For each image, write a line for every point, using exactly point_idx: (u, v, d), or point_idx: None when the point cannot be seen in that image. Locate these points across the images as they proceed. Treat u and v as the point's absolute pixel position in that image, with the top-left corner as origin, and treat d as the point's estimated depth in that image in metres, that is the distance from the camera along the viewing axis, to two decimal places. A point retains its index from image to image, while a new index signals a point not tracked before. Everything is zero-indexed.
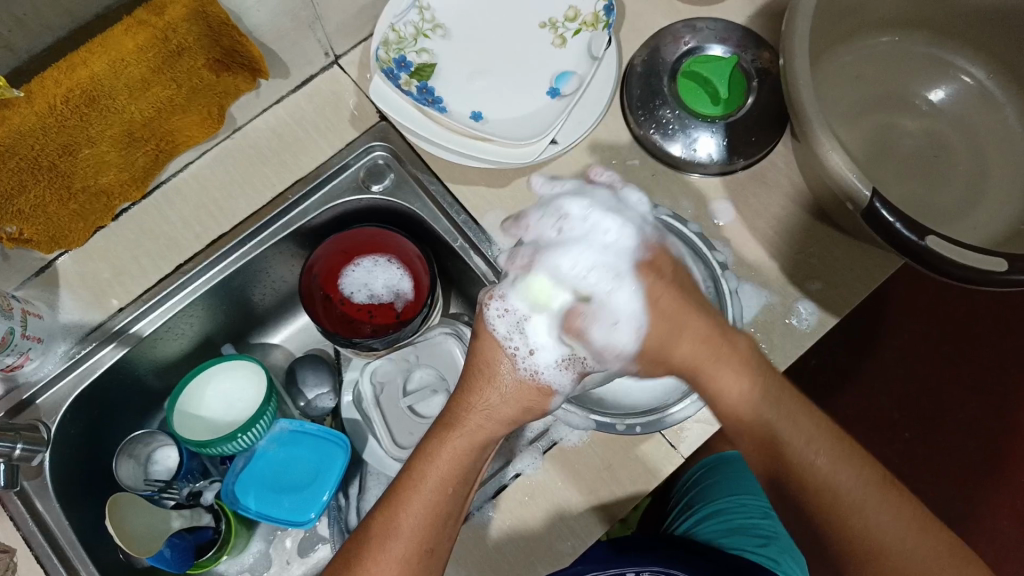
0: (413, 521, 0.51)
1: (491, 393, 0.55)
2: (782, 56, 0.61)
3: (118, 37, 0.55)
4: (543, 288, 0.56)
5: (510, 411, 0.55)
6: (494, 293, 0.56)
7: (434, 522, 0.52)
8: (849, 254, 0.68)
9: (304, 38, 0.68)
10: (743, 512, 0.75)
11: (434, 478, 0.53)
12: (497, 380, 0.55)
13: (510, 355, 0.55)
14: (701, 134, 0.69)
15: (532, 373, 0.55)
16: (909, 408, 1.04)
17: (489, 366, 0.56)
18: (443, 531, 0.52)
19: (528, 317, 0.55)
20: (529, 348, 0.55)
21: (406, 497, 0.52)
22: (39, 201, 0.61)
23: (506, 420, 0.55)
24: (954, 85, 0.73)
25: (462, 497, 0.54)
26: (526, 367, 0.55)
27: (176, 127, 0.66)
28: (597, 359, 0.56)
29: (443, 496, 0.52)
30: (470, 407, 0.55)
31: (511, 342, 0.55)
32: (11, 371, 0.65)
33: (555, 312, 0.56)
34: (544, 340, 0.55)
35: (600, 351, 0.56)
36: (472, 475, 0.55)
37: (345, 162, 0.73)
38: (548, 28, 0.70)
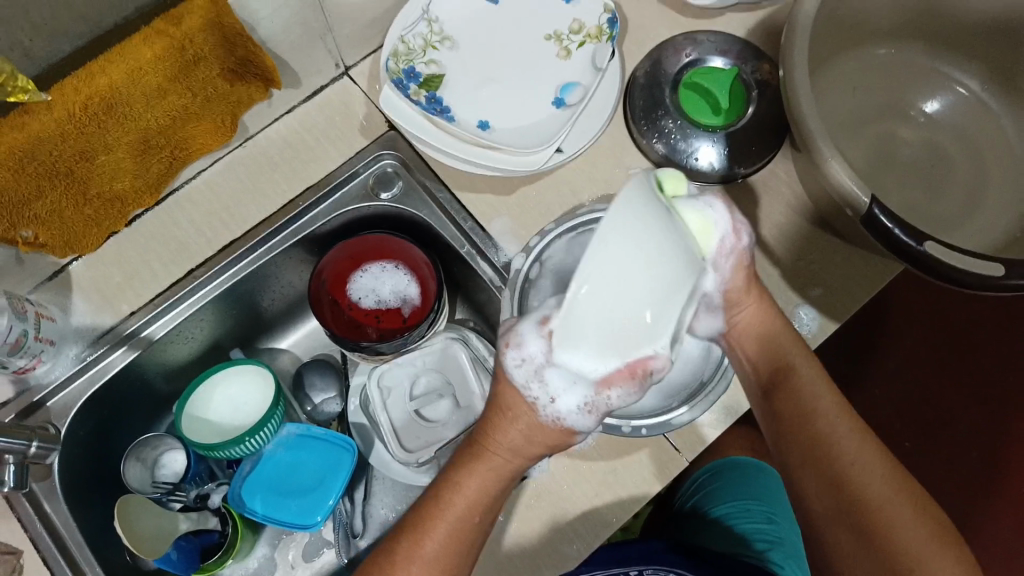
0: (435, 547, 0.53)
1: (513, 433, 0.54)
2: (782, 67, 0.63)
3: (136, 47, 0.56)
4: (676, 179, 0.48)
5: (535, 449, 0.55)
6: (509, 342, 0.50)
7: (457, 545, 0.53)
8: (848, 260, 0.70)
9: (316, 48, 0.69)
10: (747, 516, 0.75)
11: (460, 505, 0.54)
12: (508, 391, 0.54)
13: (530, 403, 0.52)
14: (702, 143, 0.70)
15: (555, 418, 0.52)
16: (910, 421, 1.05)
17: (508, 408, 0.54)
18: (466, 555, 0.54)
19: (546, 362, 0.50)
20: (550, 396, 0.51)
21: (431, 524, 0.54)
22: (55, 205, 0.62)
23: (531, 456, 0.56)
24: (949, 96, 0.74)
25: (487, 522, 0.56)
26: (548, 413, 0.52)
27: (189, 135, 0.68)
28: (626, 394, 0.49)
29: (469, 523, 0.54)
30: (495, 441, 0.55)
31: (530, 391, 0.51)
32: (22, 373, 0.66)
33: (689, 203, 0.49)
34: (565, 386, 0.50)
35: (630, 383, 0.49)
36: (496, 502, 0.56)
37: (354, 170, 0.74)
38: (553, 40, 0.72)
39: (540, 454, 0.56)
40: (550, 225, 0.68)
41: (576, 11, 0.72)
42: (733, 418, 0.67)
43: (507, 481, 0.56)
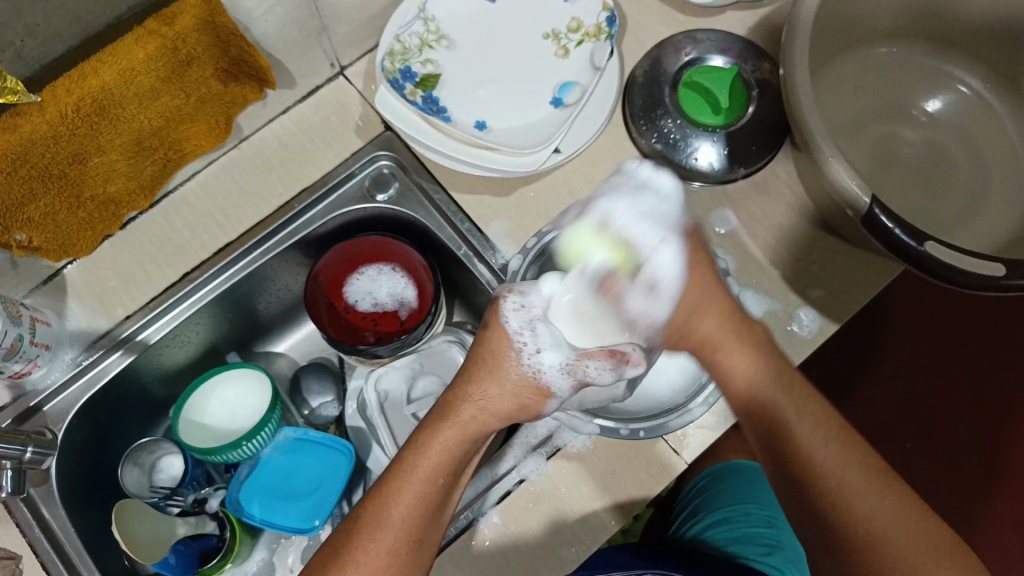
0: (402, 511, 0.51)
1: (490, 385, 0.56)
2: (783, 65, 0.62)
3: (128, 46, 0.55)
4: (579, 249, 0.57)
5: (507, 405, 0.56)
6: (513, 289, 0.58)
7: (423, 511, 0.52)
8: (849, 261, 0.69)
9: (311, 48, 0.69)
10: (747, 520, 0.75)
11: (425, 467, 0.53)
12: (502, 381, 0.56)
13: (516, 350, 0.56)
14: (702, 143, 0.69)
15: (535, 371, 0.56)
16: (911, 418, 1.04)
17: (493, 357, 0.56)
18: (431, 523, 0.53)
19: (543, 315, 0.56)
20: (537, 347, 0.56)
21: (397, 487, 0.52)
22: (49, 209, 0.62)
23: (501, 414, 0.56)
24: (952, 94, 0.74)
25: (451, 486, 0.54)
26: (530, 364, 0.56)
27: (184, 136, 0.67)
28: (602, 370, 0.56)
29: (434, 486, 0.53)
30: (466, 397, 0.56)
31: (520, 338, 0.56)
32: (18, 378, 0.66)
33: (581, 282, 0.57)
34: (551, 341, 0.56)
35: (607, 362, 0.56)
36: (462, 468, 0.55)
37: (350, 171, 0.73)
38: (551, 39, 0.71)
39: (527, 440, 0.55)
40: (549, 225, 0.67)
41: (575, 9, 0.71)
42: (731, 421, 0.67)
43: (472, 447, 0.55)
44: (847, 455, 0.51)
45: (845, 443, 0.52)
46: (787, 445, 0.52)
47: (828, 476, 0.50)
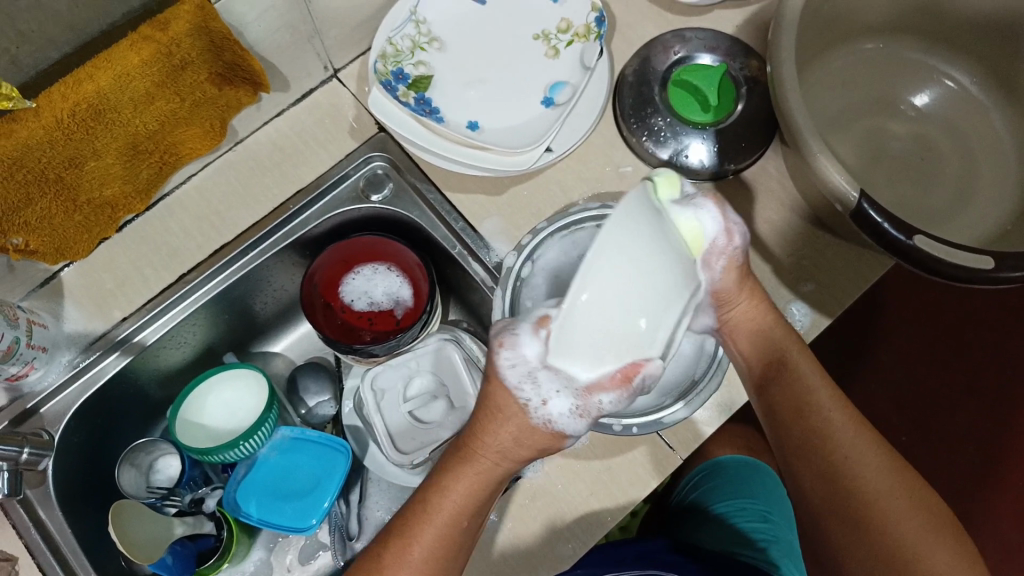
0: (423, 552, 0.52)
1: (505, 435, 0.53)
2: (770, 62, 0.63)
3: (123, 52, 0.56)
4: (671, 177, 0.49)
5: (524, 451, 0.54)
6: (503, 341, 0.50)
7: (443, 554, 0.53)
8: (838, 255, 0.70)
9: (304, 51, 0.69)
10: (744, 516, 0.75)
11: (448, 510, 0.53)
12: (511, 422, 0.53)
13: (522, 405, 0.51)
14: (693, 140, 0.70)
15: (546, 421, 0.51)
16: (906, 414, 1.05)
17: (503, 409, 0.53)
18: (454, 560, 0.54)
19: (541, 366, 0.49)
20: (541, 399, 0.50)
21: (419, 529, 0.53)
22: (46, 213, 0.62)
23: (521, 459, 0.54)
24: (938, 89, 0.75)
25: (475, 526, 0.55)
26: (539, 416, 0.51)
27: (179, 139, 0.68)
28: (616, 401, 0.48)
29: (456, 528, 0.53)
30: (484, 445, 0.54)
31: (522, 392, 0.51)
32: (14, 380, 0.66)
33: (680, 209, 0.49)
34: (555, 389, 0.49)
35: (619, 391, 0.48)
36: (484, 506, 0.55)
37: (344, 172, 0.74)
38: (540, 39, 0.72)
39: (529, 457, 0.55)
40: (543, 223, 0.69)
41: (564, 10, 0.72)
42: (727, 414, 0.68)
43: (494, 485, 0.55)
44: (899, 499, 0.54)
45: (894, 478, 0.55)
46: (792, 396, 0.57)
47: (820, 424, 0.56)
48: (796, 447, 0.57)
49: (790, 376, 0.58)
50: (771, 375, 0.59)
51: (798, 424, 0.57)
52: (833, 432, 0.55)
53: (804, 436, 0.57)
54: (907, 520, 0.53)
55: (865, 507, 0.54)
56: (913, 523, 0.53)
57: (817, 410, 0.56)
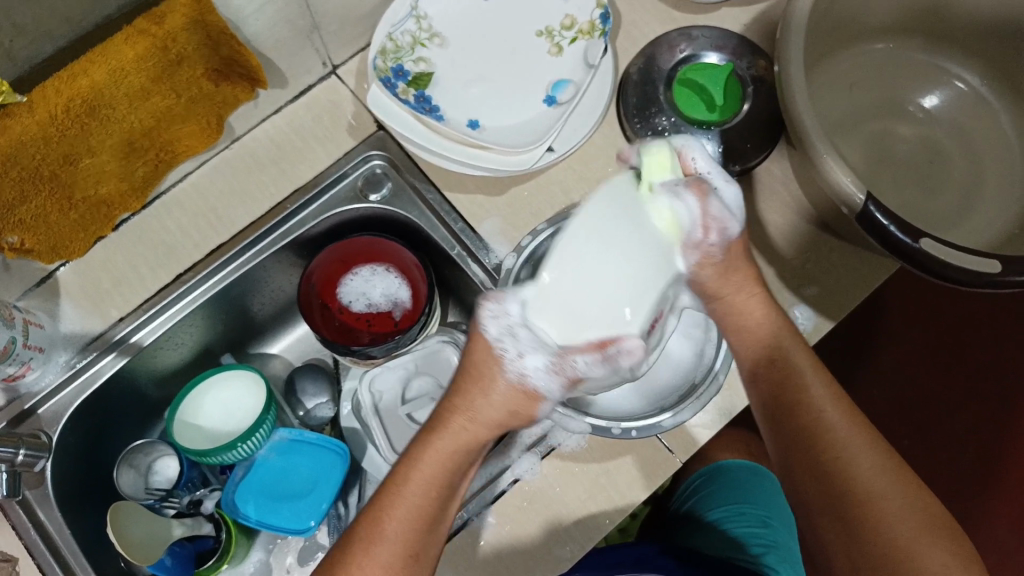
0: (396, 527, 0.51)
1: (477, 395, 0.53)
2: (777, 63, 0.62)
3: (118, 46, 0.55)
4: (662, 160, 0.51)
5: (497, 414, 0.53)
6: (492, 293, 0.50)
7: (417, 528, 0.51)
8: (843, 259, 0.69)
9: (302, 47, 0.68)
10: (742, 520, 0.75)
11: (420, 480, 0.52)
12: (485, 382, 0.53)
13: (499, 356, 0.51)
14: (698, 140, 0.68)
15: (520, 376, 0.51)
16: (908, 413, 1.04)
17: (478, 367, 0.53)
18: (430, 536, 0.52)
19: (521, 322, 0.49)
20: (518, 353, 0.50)
21: (391, 502, 0.52)
22: (41, 210, 0.61)
23: (492, 423, 0.54)
24: (948, 90, 0.73)
25: (448, 498, 0.54)
26: (513, 370, 0.51)
27: (176, 136, 0.66)
28: (592, 366, 0.48)
29: (428, 498, 0.52)
30: (456, 409, 0.54)
31: (501, 344, 0.50)
32: (11, 380, 0.66)
33: (665, 194, 0.50)
34: (531, 346, 0.49)
35: (597, 358, 0.48)
36: (459, 478, 0.54)
37: (342, 171, 0.73)
38: (543, 36, 0.70)
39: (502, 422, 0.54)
40: (544, 224, 0.67)
41: (568, 6, 0.70)
42: (727, 419, 0.67)
43: (469, 455, 0.54)
44: (897, 498, 0.51)
45: (892, 478, 0.52)
46: (787, 393, 0.56)
47: (815, 419, 0.54)
48: (790, 443, 0.55)
49: (786, 373, 0.57)
50: (766, 372, 0.58)
51: (793, 421, 0.55)
52: (827, 426, 0.54)
53: (797, 431, 0.55)
54: (903, 519, 0.50)
55: (860, 506, 0.51)
56: (907, 523, 0.50)
57: (810, 404, 0.55)
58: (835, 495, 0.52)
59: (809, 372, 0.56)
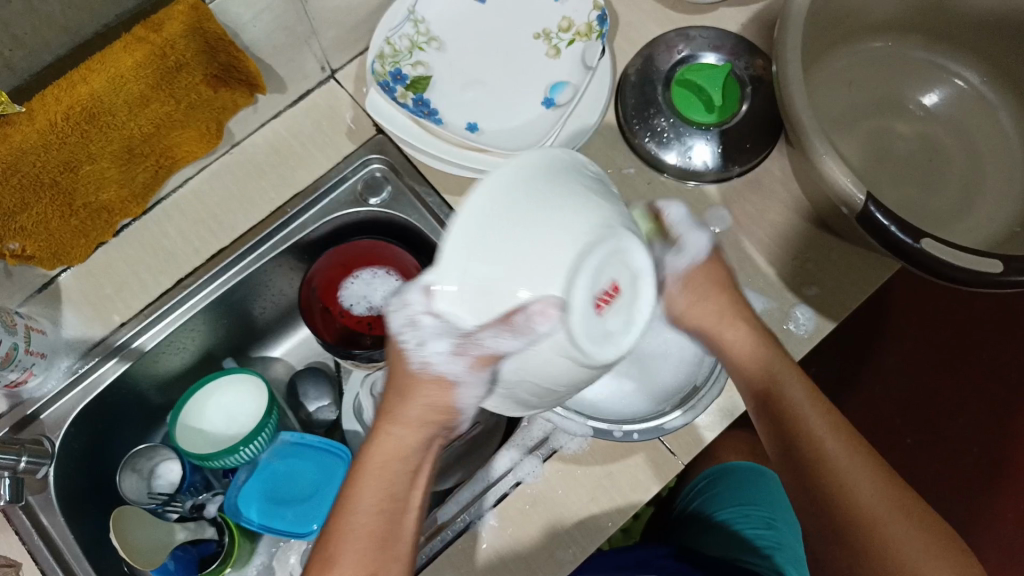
0: (349, 554, 0.48)
1: (404, 405, 0.50)
2: (775, 63, 0.62)
3: (117, 54, 0.55)
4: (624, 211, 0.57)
5: (420, 416, 0.50)
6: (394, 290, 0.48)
7: (373, 550, 0.48)
8: (844, 258, 0.69)
9: (301, 52, 0.68)
10: (747, 522, 0.75)
11: (364, 500, 0.49)
12: (405, 388, 0.50)
13: (404, 351, 0.48)
14: (696, 142, 0.69)
15: (424, 363, 0.48)
16: (912, 411, 1.04)
17: (396, 375, 0.50)
18: (390, 554, 0.49)
19: (423, 311, 0.45)
20: (421, 342, 0.48)
21: (338, 529, 0.49)
22: (42, 217, 0.61)
23: (422, 425, 0.50)
24: (947, 88, 0.73)
25: (401, 512, 0.50)
26: (417, 358, 0.48)
27: (176, 142, 0.67)
28: (504, 341, 0.42)
29: (377, 516, 0.49)
30: (387, 422, 0.51)
31: (403, 337, 0.48)
32: (14, 387, 0.66)
33: None
34: (433, 333, 0.47)
35: (506, 331, 0.42)
36: (407, 489, 0.51)
37: (342, 174, 0.73)
38: (541, 38, 0.70)
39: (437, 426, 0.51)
40: None
41: (566, 8, 0.70)
42: (729, 419, 0.67)
43: (411, 460, 0.51)
44: (900, 520, 0.52)
45: (891, 498, 0.52)
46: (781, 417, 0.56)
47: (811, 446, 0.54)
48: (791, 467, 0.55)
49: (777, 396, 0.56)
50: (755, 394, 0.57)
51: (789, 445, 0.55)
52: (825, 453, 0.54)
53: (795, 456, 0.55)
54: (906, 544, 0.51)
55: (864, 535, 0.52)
56: (912, 545, 0.51)
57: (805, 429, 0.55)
58: (842, 521, 0.53)
59: (808, 402, 0.55)
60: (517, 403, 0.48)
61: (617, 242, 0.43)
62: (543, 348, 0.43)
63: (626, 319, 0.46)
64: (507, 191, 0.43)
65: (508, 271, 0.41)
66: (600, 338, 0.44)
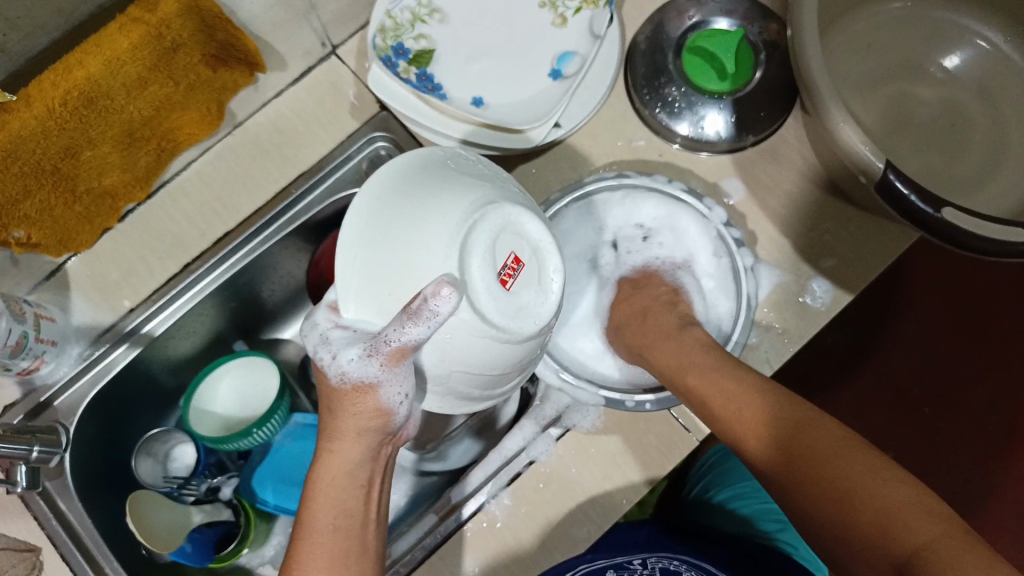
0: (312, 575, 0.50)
1: (345, 421, 0.50)
2: (791, 27, 0.60)
3: (112, 35, 0.54)
4: None
5: (359, 424, 0.50)
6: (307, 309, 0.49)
7: (332, 566, 0.50)
8: (864, 229, 0.67)
9: (300, 27, 0.67)
10: (759, 497, 0.76)
11: (321, 520, 0.50)
12: (344, 404, 0.50)
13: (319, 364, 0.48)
14: (709, 111, 0.67)
15: (341, 374, 0.48)
16: (931, 378, 1.03)
17: (332, 389, 0.50)
18: (353, 567, 0.51)
19: (334, 325, 0.47)
20: (333, 356, 0.47)
21: (299, 548, 0.51)
22: (45, 205, 0.61)
23: (363, 436, 0.50)
24: (970, 49, 0.70)
25: (359, 528, 0.51)
26: (333, 371, 0.48)
27: (177, 125, 0.65)
28: (408, 330, 0.41)
29: (334, 535, 0.50)
30: (333, 440, 0.51)
31: (318, 356, 0.48)
32: (26, 373, 0.66)
33: None
34: (341, 343, 0.47)
35: (407, 320, 0.41)
36: (362, 503, 0.52)
37: (346, 154, 0.71)
38: (547, 8, 0.68)
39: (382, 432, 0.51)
40: (558, 194, 0.66)
41: None
42: None
43: (361, 477, 0.51)
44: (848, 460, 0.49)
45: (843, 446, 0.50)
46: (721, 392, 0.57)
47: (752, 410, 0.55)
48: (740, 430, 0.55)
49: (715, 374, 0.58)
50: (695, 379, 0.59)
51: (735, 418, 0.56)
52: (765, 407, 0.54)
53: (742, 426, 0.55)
54: (855, 478, 0.48)
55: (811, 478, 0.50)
56: (857, 478, 0.48)
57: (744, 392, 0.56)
58: (793, 467, 0.51)
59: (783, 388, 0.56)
60: (460, 398, 0.49)
61: (502, 215, 0.44)
62: (455, 330, 0.43)
63: (541, 300, 0.45)
64: (385, 206, 0.45)
65: (402, 270, 0.43)
66: (513, 312, 0.44)
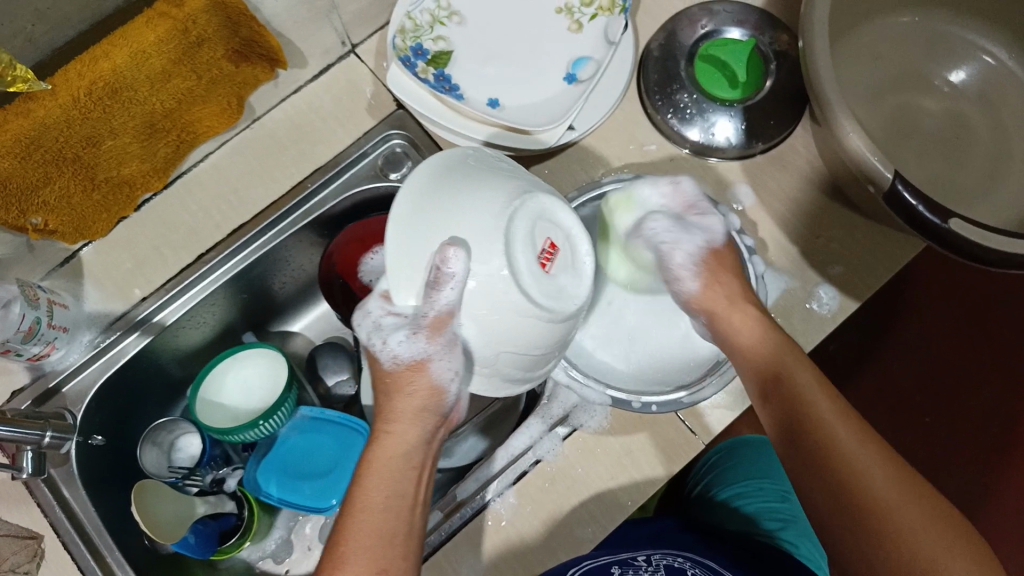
0: (361, 553, 0.46)
1: (405, 404, 0.52)
2: (802, 37, 0.61)
3: (139, 28, 0.55)
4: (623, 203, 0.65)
5: (416, 404, 0.51)
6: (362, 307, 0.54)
7: (381, 542, 0.46)
8: (870, 237, 0.68)
9: (321, 26, 0.68)
10: (760, 495, 0.76)
11: (371, 498, 0.48)
12: (402, 388, 0.52)
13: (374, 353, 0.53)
14: (719, 118, 0.68)
15: (394, 358, 0.52)
16: (931, 393, 1.03)
17: (391, 377, 0.53)
18: (404, 547, 0.47)
19: (382, 312, 0.51)
20: (385, 342, 0.52)
21: (346, 526, 0.47)
22: (64, 192, 0.61)
23: (418, 416, 0.51)
24: (974, 64, 0.72)
25: (412, 511, 0.49)
26: (386, 356, 0.52)
27: (196, 118, 0.67)
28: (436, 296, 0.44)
29: (386, 513, 0.47)
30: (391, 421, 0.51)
31: (373, 344, 0.52)
32: (36, 359, 0.66)
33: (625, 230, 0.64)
34: (390, 328, 0.51)
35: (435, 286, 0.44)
36: (417, 487, 0.50)
37: (362, 150, 0.73)
38: (563, 13, 0.70)
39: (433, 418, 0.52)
40: (575, 194, 0.68)
41: None
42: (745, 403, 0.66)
43: (417, 460, 0.50)
44: (887, 482, 0.48)
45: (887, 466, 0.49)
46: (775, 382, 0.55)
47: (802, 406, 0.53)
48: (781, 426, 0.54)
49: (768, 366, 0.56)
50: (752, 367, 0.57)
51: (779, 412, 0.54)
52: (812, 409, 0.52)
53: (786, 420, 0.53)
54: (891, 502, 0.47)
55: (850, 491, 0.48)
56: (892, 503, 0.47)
57: (793, 390, 0.54)
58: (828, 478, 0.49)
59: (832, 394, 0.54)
60: (506, 380, 0.50)
61: (534, 201, 0.46)
62: (495, 306, 0.45)
63: (573, 280, 0.47)
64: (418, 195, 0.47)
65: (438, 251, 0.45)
66: (548, 288, 0.45)
